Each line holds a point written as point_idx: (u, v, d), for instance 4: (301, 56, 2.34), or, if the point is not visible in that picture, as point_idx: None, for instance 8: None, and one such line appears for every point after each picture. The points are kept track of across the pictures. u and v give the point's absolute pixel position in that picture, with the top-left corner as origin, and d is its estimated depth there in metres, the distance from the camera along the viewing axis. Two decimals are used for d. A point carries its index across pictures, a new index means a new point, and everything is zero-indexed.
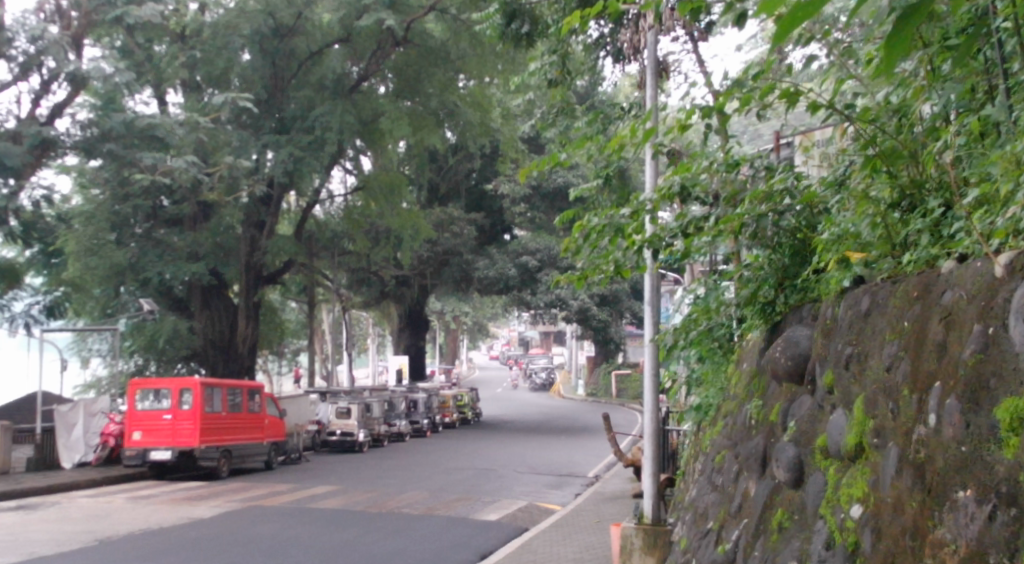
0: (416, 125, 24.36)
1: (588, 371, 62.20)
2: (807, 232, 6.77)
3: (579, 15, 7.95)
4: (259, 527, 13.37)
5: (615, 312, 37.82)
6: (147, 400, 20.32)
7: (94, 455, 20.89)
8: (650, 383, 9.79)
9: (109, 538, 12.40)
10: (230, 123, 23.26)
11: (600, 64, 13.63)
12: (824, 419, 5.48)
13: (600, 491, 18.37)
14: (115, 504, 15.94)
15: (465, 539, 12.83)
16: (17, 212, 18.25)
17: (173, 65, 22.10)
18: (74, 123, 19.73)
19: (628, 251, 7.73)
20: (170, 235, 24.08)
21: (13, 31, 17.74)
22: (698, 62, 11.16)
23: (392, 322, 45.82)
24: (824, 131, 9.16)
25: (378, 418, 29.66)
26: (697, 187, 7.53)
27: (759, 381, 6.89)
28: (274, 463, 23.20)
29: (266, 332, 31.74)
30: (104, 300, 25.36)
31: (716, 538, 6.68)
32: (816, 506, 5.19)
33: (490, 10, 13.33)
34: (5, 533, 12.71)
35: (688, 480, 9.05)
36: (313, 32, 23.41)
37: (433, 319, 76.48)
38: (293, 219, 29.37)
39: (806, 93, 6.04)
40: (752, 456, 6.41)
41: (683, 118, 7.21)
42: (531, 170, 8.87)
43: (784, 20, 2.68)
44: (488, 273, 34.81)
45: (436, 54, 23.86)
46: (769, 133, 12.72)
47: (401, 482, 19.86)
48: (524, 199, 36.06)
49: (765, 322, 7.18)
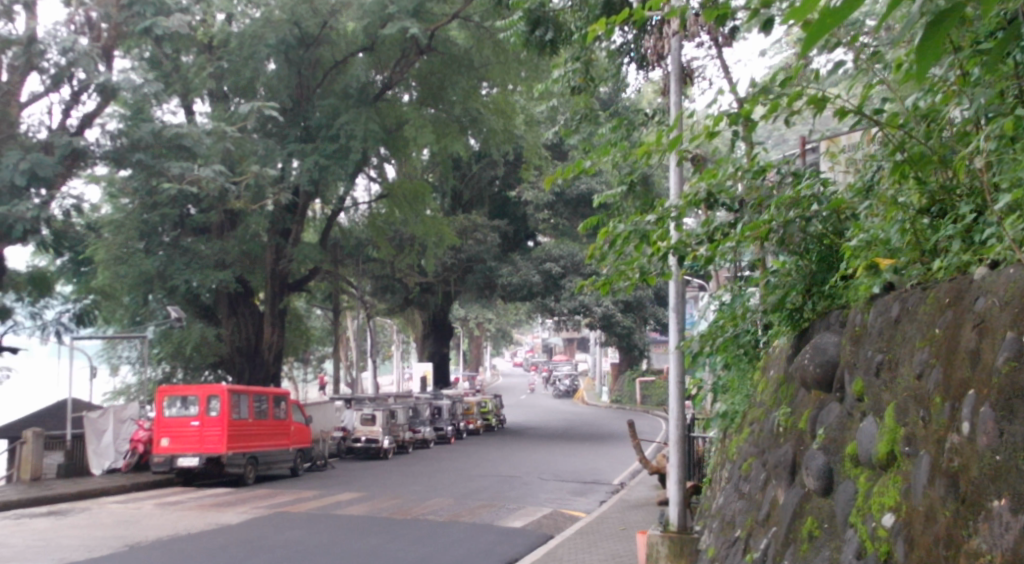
0: (440, 133, 24.22)
1: (611, 377, 62.03)
2: (834, 238, 6.74)
3: (603, 21, 7.93)
4: (286, 534, 13.43)
5: (639, 319, 37.70)
6: (175, 407, 20.43)
7: (123, 462, 21.04)
8: (674, 389, 9.74)
9: (139, 545, 12.50)
10: (255, 132, 23.43)
11: (624, 70, 13.64)
12: (854, 427, 5.44)
13: (625, 499, 18.21)
14: (145, 510, 16.06)
15: (489, 546, 12.82)
16: (48, 221, 18.46)
17: (200, 74, 22.54)
18: (103, 133, 19.90)
19: (654, 257, 7.75)
20: (197, 243, 24.20)
21: (46, 44, 18.10)
22: (723, 67, 11.14)
23: (416, 329, 45.88)
24: (851, 137, 9.16)
25: (403, 424, 29.70)
26: (723, 194, 7.49)
27: (788, 388, 6.85)
28: (299, 470, 23.36)
29: (291, 339, 31.92)
30: (132, 308, 25.56)
31: (744, 547, 6.66)
32: (846, 514, 5.16)
33: (514, 18, 13.24)
34: (37, 538, 12.84)
35: (716, 488, 8.96)
36: (338, 41, 23.61)
37: (457, 328, 76.55)
38: (318, 227, 29.54)
39: (834, 100, 6.06)
40: (781, 464, 6.36)
41: (710, 125, 7.17)
42: (555, 177, 8.83)
43: (815, 27, 2.77)
44: (512, 279, 34.71)
45: (459, 63, 24.03)
46: (796, 141, 12.62)
47: (426, 489, 19.84)
48: (547, 206, 36.26)
49: (792, 329, 7.15)
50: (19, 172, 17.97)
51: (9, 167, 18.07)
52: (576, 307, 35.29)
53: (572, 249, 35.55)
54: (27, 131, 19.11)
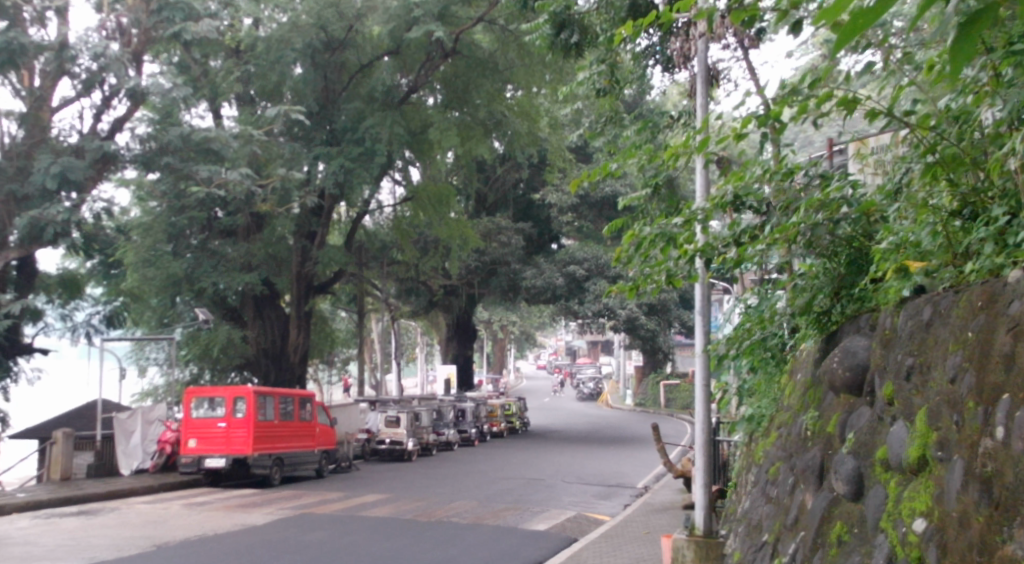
0: (464, 135, 24.39)
1: (635, 380, 61.81)
2: (863, 241, 6.67)
3: (630, 24, 7.91)
4: (311, 535, 13.50)
5: (664, 322, 37.60)
6: (202, 408, 20.60)
7: (151, 462, 21.26)
8: (700, 392, 9.68)
9: (167, 544, 12.63)
10: (282, 135, 23.69)
11: (649, 72, 13.67)
12: (884, 431, 5.39)
13: (650, 502, 18.13)
14: (172, 510, 16.19)
15: (513, 549, 12.81)
16: (79, 224, 18.66)
17: (228, 79, 22.74)
18: (133, 137, 20.40)
19: (681, 260, 7.69)
20: (224, 246, 24.29)
21: (77, 49, 18.50)
22: (749, 70, 11.13)
23: (441, 332, 45.94)
24: (880, 138, 9.11)
25: (427, 427, 29.75)
26: (751, 197, 7.46)
27: (816, 391, 6.80)
28: (325, 471, 23.50)
29: (317, 341, 32.06)
30: (160, 310, 25.83)
31: (772, 552, 6.60)
32: (876, 519, 5.13)
33: (540, 20, 13.20)
34: (68, 537, 12.99)
35: (742, 492, 8.88)
36: (364, 45, 23.75)
37: (481, 331, 76.63)
38: (343, 230, 29.66)
39: (864, 101, 6.02)
40: (809, 468, 6.32)
41: (739, 127, 7.14)
42: (581, 180, 8.83)
43: (848, 28, 2.79)
44: (536, 282, 34.74)
45: (484, 66, 23.95)
46: (824, 144, 12.62)
47: (450, 491, 19.85)
48: (572, 209, 36.19)
49: (820, 332, 7.13)
50: (50, 175, 18.29)
51: (41, 170, 18.40)
52: (600, 310, 35.11)
53: (597, 252, 35.52)
54: (58, 135, 19.65)
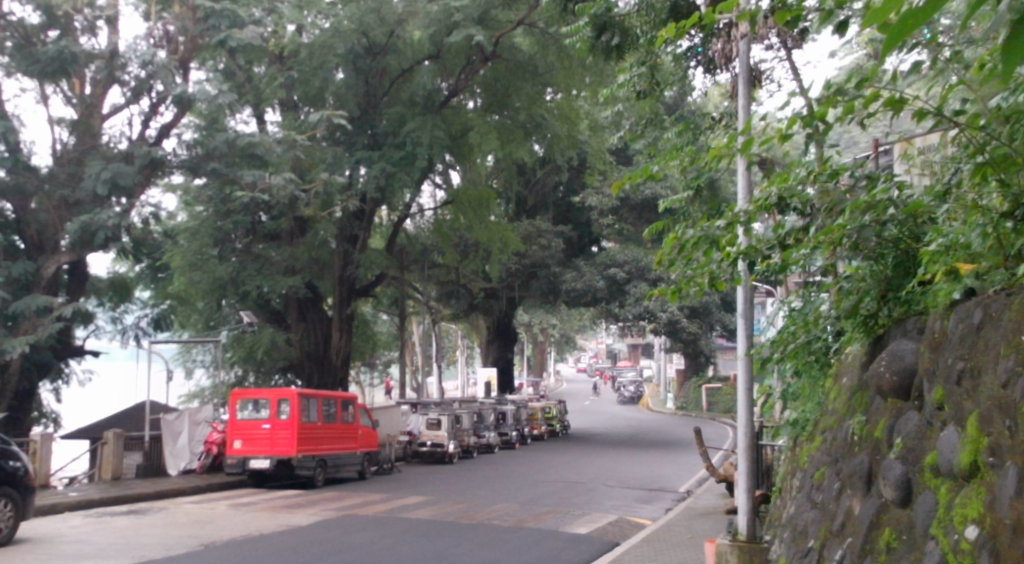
0: (504, 139, 24.49)
1: (676, 383, 61.38)
2: (911, 243, 6.62)
3: (671, 26, 7.87)
4: (354, 536, 13.60)
5: (705, 325, 37.40)
6: (247, 409, 20.88)
7: (198, 463, 21.51)
8: (743, 396, 9.59)
9: (215, 544, 12.78)
10: (324, 140, 23.85)
11: (690, 73, 13.60)
12: (934, 436, 5.32)
13: (692, 507, 17.98)
14: (219, 510, 16.41)
15: (555, 552, 12.80)
16: (128, 228, 19.02)
17: (272, 85, 23.12)
18: (180, 143, 20.89)
19: (724, 262, 7.62)
20: (268, 249, 24.57)
21: (127, 57, 18.98)
22: (792, 69, 11.04)
23: (482, 334, 46.04)
24: (928, 138, 8.97)
25: (468, 429, 29.89)
26: (795, 199, 7.38)
27: (862, 396, 6.72)
28: (367, 473, 23.62)
29: (359, 344, 32.34)
30: (206, 313, 26.26)
31: (818, 558, 6.54)
32: (925, 527, 5.07)
33: (581, 23, 13.14)
34: (118, 537, 13.19)
35: (787, 497, 8.78)
36: (405, 50, 23.79)
37: (522, 334, 76.54)
38: (384, 234, 29.93)
39: (912, 101, 5.96)
40: (856, 473, 6.26)
41: (783, 128, 7.08)
42: (623, 182, 8.81)
43: (896, 30, 2.79)
44: (577, 285, 34.72)
45: (524, 69, 23.94)
46: (870, 144, 12.47)
47: (491, 494, 19.91)
48: (612, 212, 36.05)
49: (866, 335, 7.07)
50: (101, 181, 18.65)
51: (92, 177, 18.77)
52: (641, 313, 34.92)
53: (637, 255, 35.23)
54: (109, 142, 20.08)
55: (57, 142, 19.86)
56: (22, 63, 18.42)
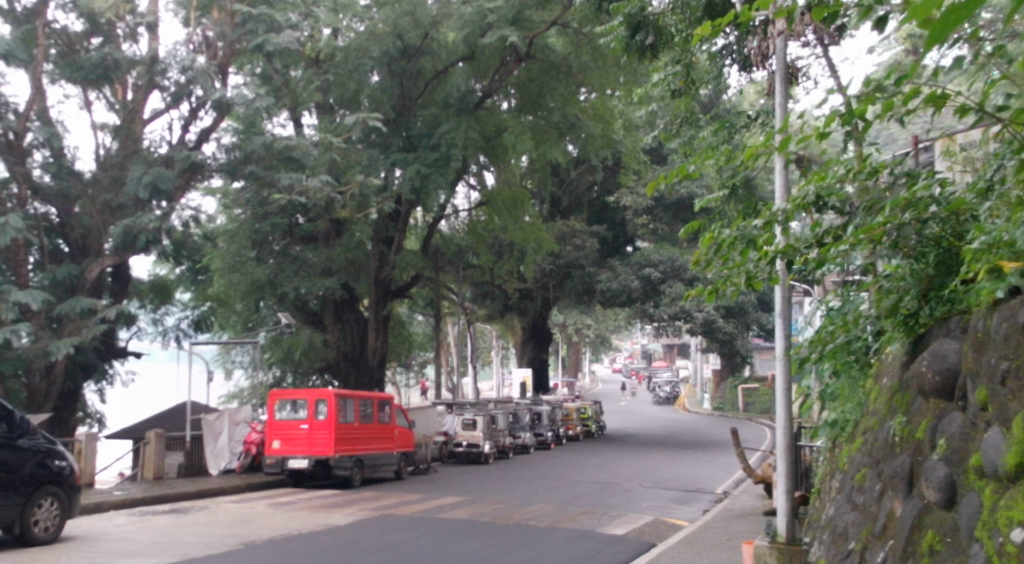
0: (539, 139, 24.18)
1: (713, 384, 60.88)
2: (954, 241, 6.53)
3: (707, 24, 7.80)
4: (391, 535, 13.69)
5: (741, 325, 37.15)
6: (285, 410, 21.09)
7: (237, 463, 21.79)
8: (781, 396, 9.50)
9: (254, 542, 12.93)
10: (360, 143, 23.93)
11: (726, 71, 13.46)
12: (978, 437, 5.26)
13: (729, 508, 17.87)
14: (258, 509, 16.61)
15: (592, 553, 12.77)
16: (169, 231, 19.30)
17: (309, 88, 23.43)
18: (219, 147, 21.17)
19: (761, 262, 7.55)
20: (305, 252, 25.00)
21: (167, 63, 19.25)
22: (829, 66, 10.95)
23: (517, 335, 46.06)
24: (969, 135, 8.83)
25: (503, 430, 29.95)
26: (833, 197, 7.29)
27: (903, 396, 6.66)
28: (403, 473, 23.75)
29: (395, 344, 32.51)
30: (245, 315, 26.60)
31: (859, 560, 6.47)
32: (970, 529, 5.01)
33: (615, 23, 13.14)
34: (161, 535, 13.39)
35: (827, 498, 8.70)
36: (439, 52, 23.90)
37: (557, 334, 76.36)
38: (419, 235, 30.08)
39: (955, 97, 5.86)
40: (897, 474, 6.19)
41: (821, 125, 6.99)
42: (657, 183, 8.77)
43: (937, 26, 2.78)
44: (611, 285, 34.64)
45: (558, 69, 23.95)
46: (907, 140, 12.43)
47: (527, 495, 19.89)
48: (647, 211, 35.97)
49: (907, 335, 6.96)
50: (142, 185, 18.94)
51: (134, 181, 19.07)
52: (677, 313, 34.74)
53: (673, 254, 35.04)
54: (149, 146, 20.44)
55: (100, 147, 20.23)
56: (66, 69, 18.85)
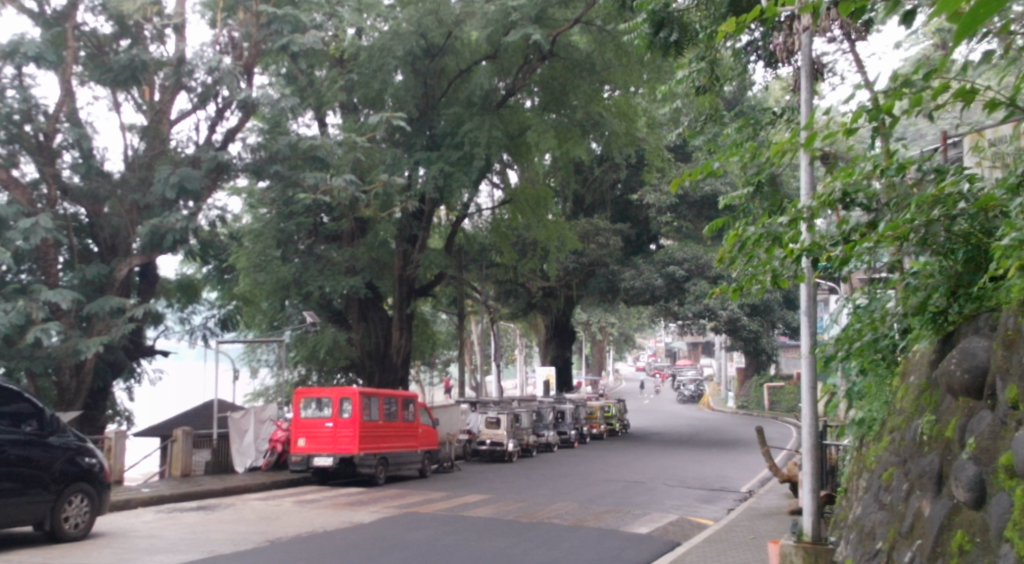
0: (563, 137, 24.18)
1: (737, 382, 60.49)
2: (982, 237, 6.47)
3: (732, 20, 7.73)
4: (415, 533, 13.73)
5: (767, 322, 36.94)
6: (310, 408, 21.20)
7: (263, 460, 21.90)
8: (807, 394, 9.43)
9: (281, 539, 13.03)
10: (384, 142, 24.14)
11: (751, 68, 13.40)
12: (1008, 436, 5.22)
13: (755, 507, 17.79)
14: (284, 507, 16.70)
15: (616, 551, 12.75)
16: (195, 231, 19.47)
17: (333, 87, 23.60)
18: (244, 147, 21.27)
19: (787, 261, 7.50)
20: (329, 251, 25.05)
21: (193, 64, 19.44)
22: (856, 62, 10.87)
23: (540, 333, 45.99)
24: (996, 130, 8.76)
25: (526, 428, 29.95)
26: (861, 194, 7.23)
27: (931, 394, 6.61)
28: (428, 471, 23.88)
29: (419, 343, 32.59)
30: (270, 314, 26.80)
31: (886, 559, 6.43)
32: (1000, 528, 4.97)
33: (638, 20, 13.17)
34: (189, 531, 13.52)
35: (854, 497, 8.62)
36: (462, 50, 24.01)
37: (580, 332, 76.15)
38: (443, 233, 30.15)
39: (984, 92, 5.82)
40: (926, 473, 6.15)
41: (848, 121, 6.93)
42: (682, 180, 8.72)
43: (966, 21, 2.75)
44: (635, 283, 34.54)
45: (582, 67, 23.87)
46: (938, 137, 12.21)
47: (552, 493, 19.89)
48: (670, 209, 35.87)
49: (935, 333, 6.90)
50: (169, 185, 19.12)
51: (161, 181, 19.25)
52: (702, 310, 34.66)
53: (697, 252, 34.92)
54: (176, 146, 20.66)
55: (128, 148, 20.42)
56: (95, 71, 19.07)
